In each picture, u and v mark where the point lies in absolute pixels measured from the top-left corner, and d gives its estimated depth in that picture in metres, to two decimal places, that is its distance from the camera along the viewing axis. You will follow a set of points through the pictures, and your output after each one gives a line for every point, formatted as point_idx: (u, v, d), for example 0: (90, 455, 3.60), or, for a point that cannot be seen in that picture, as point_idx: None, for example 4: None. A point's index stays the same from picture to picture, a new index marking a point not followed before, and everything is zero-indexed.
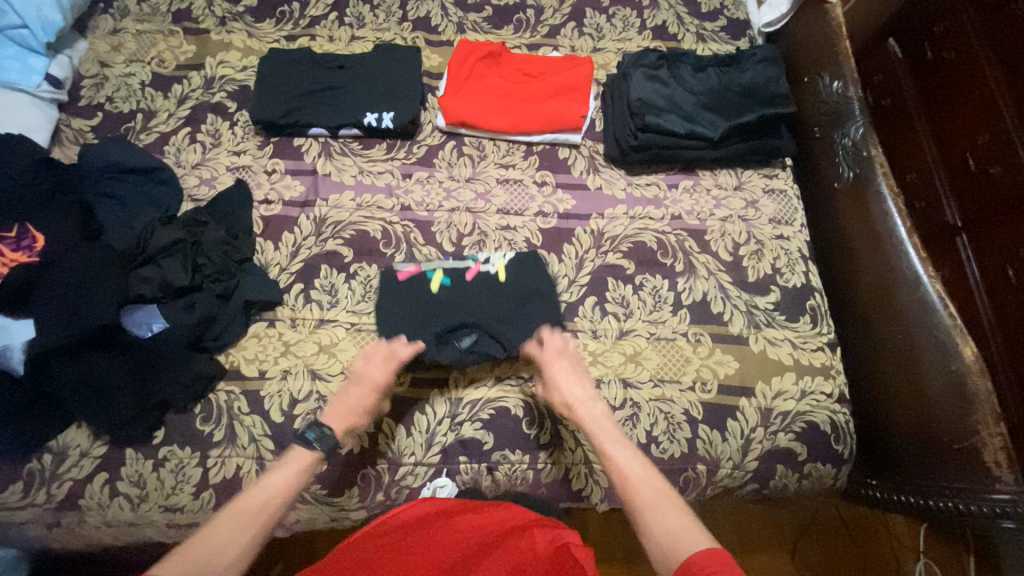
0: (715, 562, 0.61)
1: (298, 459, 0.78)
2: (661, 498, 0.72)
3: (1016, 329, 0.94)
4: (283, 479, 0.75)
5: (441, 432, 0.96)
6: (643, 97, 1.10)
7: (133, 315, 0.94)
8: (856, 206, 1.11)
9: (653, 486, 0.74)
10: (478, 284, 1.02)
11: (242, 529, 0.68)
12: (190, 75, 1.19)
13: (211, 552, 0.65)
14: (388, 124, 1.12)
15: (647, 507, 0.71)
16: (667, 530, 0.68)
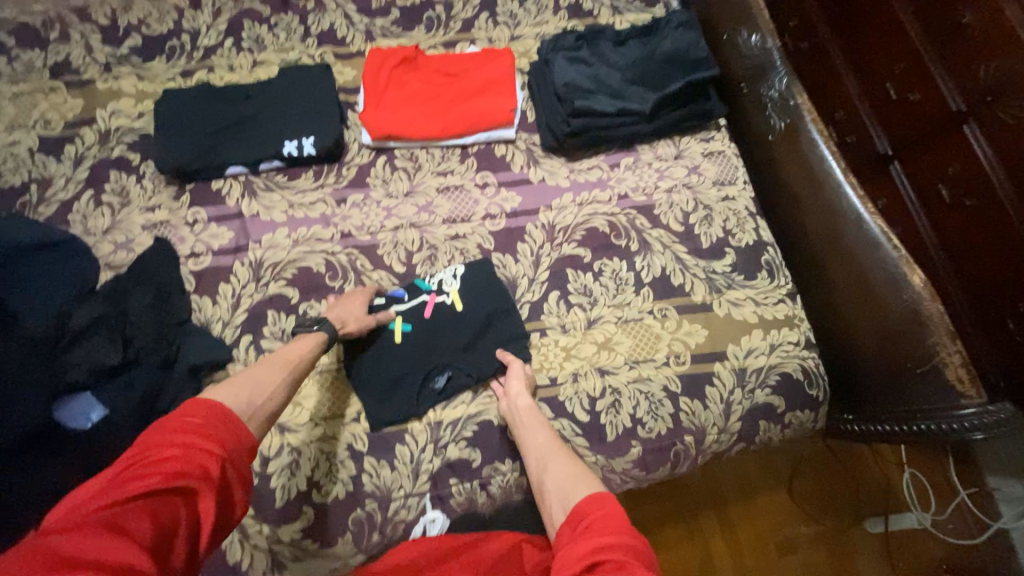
0: (597, 502, 0.65)
1: (311, 337, 0.87)
2: (557, 456, 0.80)
3: (957, 248, 0.99)
4: (300, 348, 0.85)
5: (426, 459, 0.93)
6: (570, 81, 1.07)
7: (67, 407, 0.85)
8: (792, 155, 1.13)
9: (554, 448, 0.82)
10: (433, 320, 0.99)
11: (272, 377, 0.77)
12: (82, 132, 1.09)
13: (253, 394, 0.72)
14: (311, 151, 1.06)
15: (549, 467, 0.78)
16: (561, 482, 0.74)
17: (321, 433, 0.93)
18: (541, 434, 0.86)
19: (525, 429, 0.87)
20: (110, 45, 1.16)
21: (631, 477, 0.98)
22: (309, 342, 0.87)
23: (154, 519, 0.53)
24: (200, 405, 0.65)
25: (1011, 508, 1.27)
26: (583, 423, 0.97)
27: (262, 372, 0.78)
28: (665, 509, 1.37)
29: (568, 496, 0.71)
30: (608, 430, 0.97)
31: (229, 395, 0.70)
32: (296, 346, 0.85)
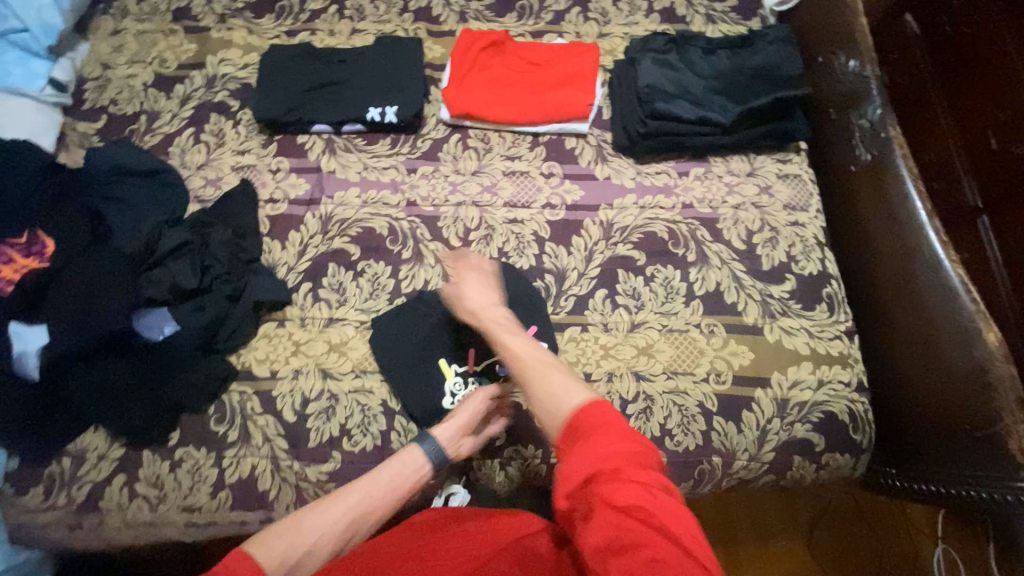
0: (594, 411, 0.66)
1: (406, 463, 0.82)
2: (546, 368, 0.77)
3: None
4: (393, 474, 0.81)
5: None
6: (652, 82, 1.07)
7: (145, 318, 0.94)
8: (875, 189, 1.07)
9: (543, 362, 0.78)
10: (471, 341, 0.98)
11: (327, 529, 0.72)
12: (191, 74, 1.18)
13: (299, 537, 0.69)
14: (391, 119, 1.10)
15: (534, 378, 0.76)
16: (555, 392, 0.72)
17: (360, 385, 0.97)
18: (531, 346, 0.82)
19: (512, 344, 0.83)
20: None
21: None
22: (421, 458, 0.84)
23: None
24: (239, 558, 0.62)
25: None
26: None
27: (339, 512, 0.74)
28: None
29: (560, 406, 0.70)
30: None
31: (273, 545, 0.67)
32: (398, 470, 0.81)
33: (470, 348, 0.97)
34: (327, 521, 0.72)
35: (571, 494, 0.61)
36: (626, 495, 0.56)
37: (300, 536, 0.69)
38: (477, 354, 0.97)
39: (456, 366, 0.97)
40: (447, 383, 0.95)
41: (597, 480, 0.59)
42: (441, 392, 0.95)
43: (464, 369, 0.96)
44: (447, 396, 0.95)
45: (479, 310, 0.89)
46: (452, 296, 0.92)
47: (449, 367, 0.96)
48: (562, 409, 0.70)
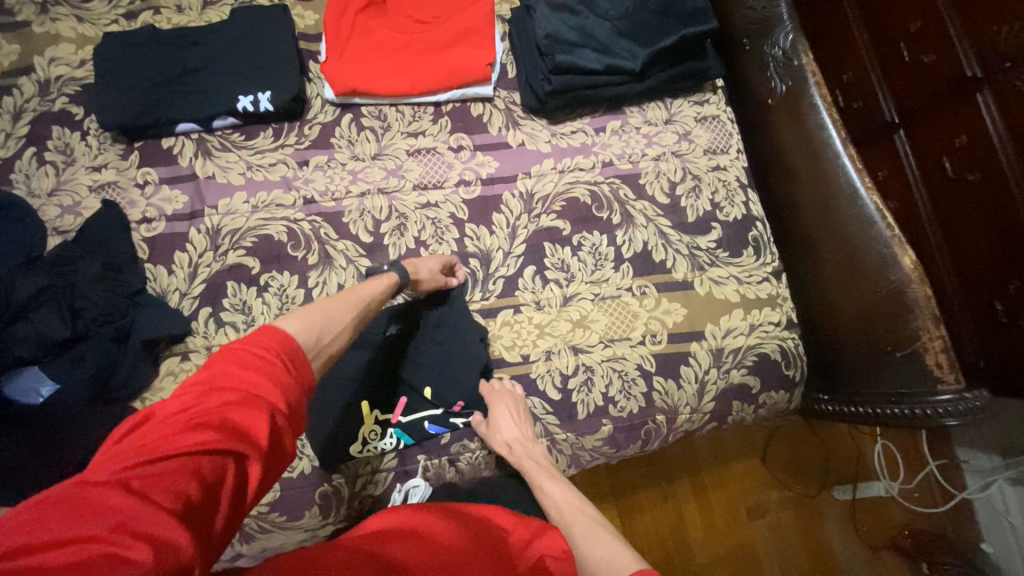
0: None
1: (387, 275, 0.84)
2: (592, 533, 0.73)
3: (961, 234, 0.90)
4: (376, 285, 0.81)
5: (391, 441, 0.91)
6: (552, 32, 0.96)
7: (16, 381, 0.81)
8: (792, 120, 1.05)
9: (597, 528, 0.74)
10: (401, 390, 0.93)
11: (346, 311, 0.71)
12: (19, 82, 0.99)
13: (331, 321, 0.67)
14: (267, 107, 0.96)
15: (581, 542, 0.72)
16: (594, 556, 0.68)
17: None
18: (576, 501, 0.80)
19: (555, 497, 0.81)
20: None
21: (602, 453, 0.98)
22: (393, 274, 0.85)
23: (198, 480, 0.44)
24: (261, 333, 0.56)
25: (976, 478, 1.33)
26: (554, 401, 0.95)
27: (346, 303, 0.73)
28: (640, 477, 1.39)
29: (598, 573, 0.65)
30: (579, 409, 0.96)
31: (297, 326, 0.61)
32: (370, 287, 0.80)
33: (400, 398, 0.92)
34: (331, 310, 0.69)
35: None
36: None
37: (328, 315, 0.67)
38: (406, 405, 0.92)
39: (378, 411, 0.91)
40: (362, 430, 0.89)
41: None
42: (352, 438, 0.89)
43: (387, 419, 0.91)
44: (358, 442, 0.89)
45: (517, 439, 0.88)
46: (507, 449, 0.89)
47: (372, 412, 0.90)
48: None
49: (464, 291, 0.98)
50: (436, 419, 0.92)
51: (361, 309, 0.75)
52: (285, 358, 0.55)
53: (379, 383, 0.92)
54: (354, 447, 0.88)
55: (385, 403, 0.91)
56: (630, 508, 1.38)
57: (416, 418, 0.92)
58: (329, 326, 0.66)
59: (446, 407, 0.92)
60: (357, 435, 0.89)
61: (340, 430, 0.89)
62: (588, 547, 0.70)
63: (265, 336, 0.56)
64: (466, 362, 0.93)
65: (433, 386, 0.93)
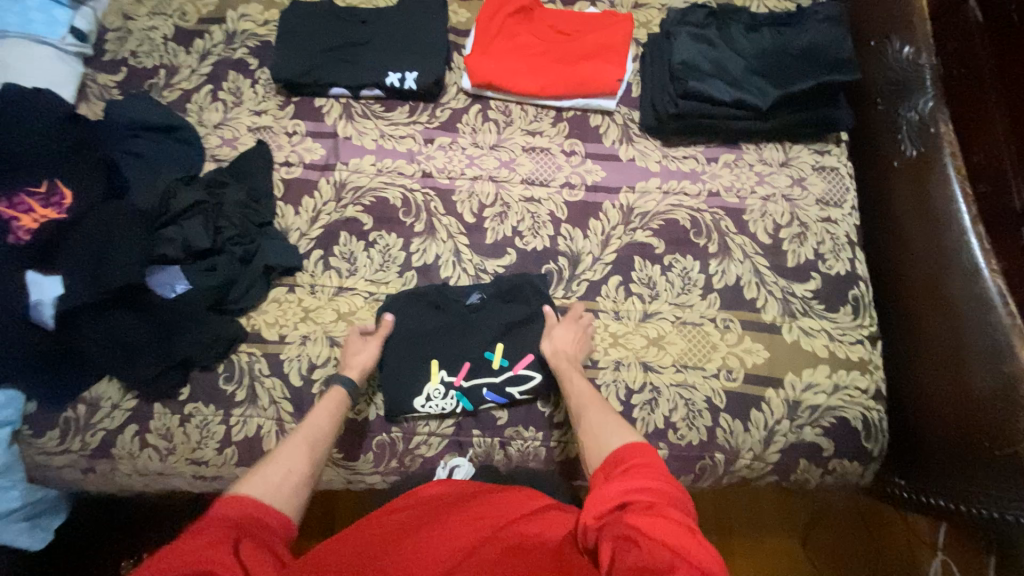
0: (636, 451, 0.68)
1: (332, 396, 0.85)
2: (595, 409, 0.80)
3: None
4: (323, 412, 0.82)
5: (448, 404, 0.93)
6: (686, 59, 0.99)
7: (157, 275, 0.94)
8: (915, 187, 1.01)
9: (604, 407, 0.80)
10: (467, 355, 0.95)
11: (296, 454, 0.73)
12: (211, 29, 1.15)
13: (279, 467, 0.70)
14: (411, 85, 1.06)
15: (587, 414, 0.80)
16: (597, 429, 0.76)
17: None
18: (586, 386, 0.86)
19: (569, 381, 0.87)
20: None
21: None
22: (341, 397, 0.86)
23: None
24: (234, 503, 0.63)
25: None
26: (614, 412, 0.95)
27: (293, 446, 0.74)
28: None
29: (602, 442, 0.73)
30: (638, 426, 0.94)
31: (259, 483, 0.67)
32: (320, 414, 0.81)
33: (466, 362, 0.94)
34: (287, 451, 0.73)
35: (603, 513, 0.62)
36: (662, 530, 0.57)
37: (277, 463, 0.71)
38: (469, 370, 0.94)
39: (445, 372, 0.94)
40: (428, 386, 0.93)
41: (629, 509, 0.60)
42: (417, 391, 0.93)
43: (451, 380, 0.93)
44: (422, 397, 0.93)
45: (553, 346, 0.92)
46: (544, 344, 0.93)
47: (438, 370, 0.94)
48: (607, 446, 0.72)
49: (548, 285, 1.00)
50: (494, 388, 0.93)
51: (317, 444, 0.77)
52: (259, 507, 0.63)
53: (452, 352, 0.95)
54: (418, 401, 0.92)
55: (451, 365, 0.94)
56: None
57: (477, 384, 0.94)
58: (284, 481, 0.69)
59: (507, 375, 0.94)
60: (421, 389, 0.93)
61: (411, 381, 0.93)
62: (595, 427, 0.77)
63: (230, 504, 0.63)
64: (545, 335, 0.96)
65: (504, 346, 0.95)
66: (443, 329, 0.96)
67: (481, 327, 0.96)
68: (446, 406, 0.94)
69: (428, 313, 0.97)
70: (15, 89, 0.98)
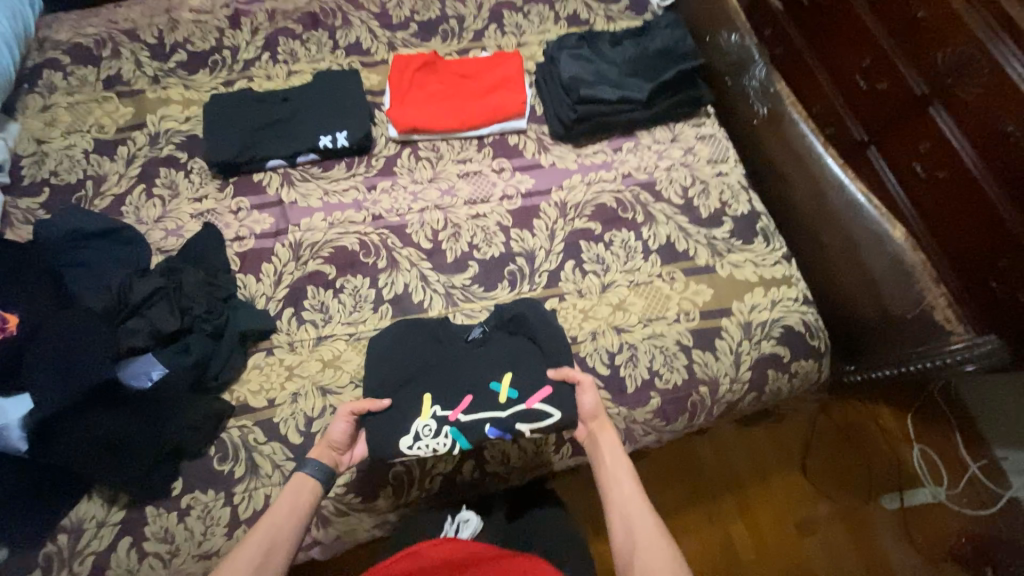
0: None
1: (293, 485, 0.80)
2: (647, 521, 0.75)
3: (938, 220, 1.07)
4: (288, 501, 0.78)
5: (438, 444, 0.86)
6: (574, 75, 1.19)
7: (130, 367, 0.91)
8: (775, 135, 1.25)
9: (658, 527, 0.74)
10: (472, 387, 0.89)
11: (249, 560, 0.71)
12: (133, 135, 1.19)
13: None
14: (344, 143, 1.16)
15: (636, 524, 0.75)
16: (647, 553, 0.71)
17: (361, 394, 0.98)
18: (631, 480, 0.80)
19: (614, 474, 0.81)
20: (158, 61, 1.28)
21: (653, 428, 1.04)
22: (308, 478, 0.80)
23: None
24: None
25: (1019, 477, 1.33)
26: (604, 376, 1.03)
27: (246, 560, 0.71)
28: (683, 496, 1.40)
29: None
30: (628, 383, 1.03)
31: None
32: (283, 506, 0.77)
33: (467, 396, 0.88)
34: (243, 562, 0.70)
35: None
36: None
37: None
38: (469, 404, 0.88)
39: (440, 408, 0.87)
40: (418, 422, 0.86)
41: None
42: (405, 429, 0.86)
43: (448, 415, 0.87)
44: (411, 436, 0.85)
45: (593, 411, 0.88)
46: (558, 377, 0.88)
47: (431, 405, 0.88)
48: None
49: (514, 284, 1.10)
50: (499, 422, 0.87)
51: (279, 546, 0.73)
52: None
53: (454, 382, 0.90)
54: (406, 441, 0.85)
55: (450, 401, 0.88)
56: (677, 528, 1.38)
57: (476, 420, 0.87)
58: None
59: (517, 408, 0.87)
60: (411, 428, 0.86)
61: (400, 420, 0.87)
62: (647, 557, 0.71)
63: None
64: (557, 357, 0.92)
65: (512, 376, 0.90)
66: (442, 364, 0.92)
67: (487, 357, 0.92)
68: (439, 445, 0.87)
69: (428, 345, 0.95)
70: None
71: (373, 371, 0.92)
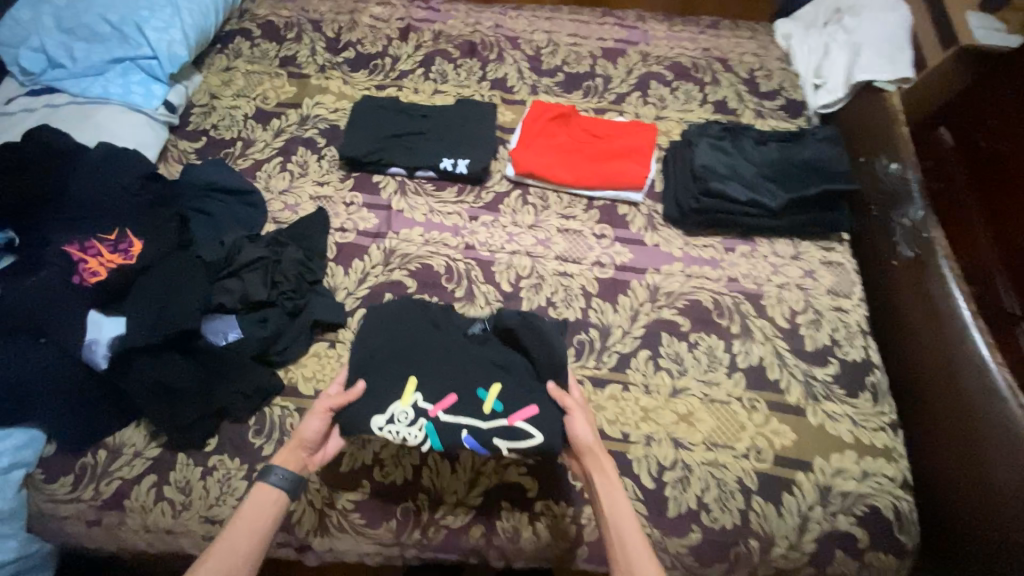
0: None
1: (267, 495, 0.79)
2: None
3: None
4: (256, 510, 0.78)
5: (412, 433, 0.84)
6: (706, 164, 1.13)
7: (213, 322, 0.98)
8: (914, 286, 1.11)
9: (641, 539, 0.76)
10: (454, 387, 0.88)
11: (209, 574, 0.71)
12: (288, 112, 1.32)
13: None
14: (462, 170, 1.20)
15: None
16: None
17: None
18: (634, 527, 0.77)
19: (620, 512, 0.78)
20: (330, 53, 1.41)
21: (683, 564, 0.92)
22: (274, 489, 0.80)
23: None
24: None
25: None
26: (646, 489, 0.93)
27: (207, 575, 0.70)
28: None
29: None
30: (670, 505, 0.93)
31: None
32: (249, 519, 0.77)
33: (450, 393, 0.88)
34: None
35: None
36: None
37: None
38: (452, 404, 0.87)
39: (419, 398, 0.87)
40: (396, 406, 0.86)
41: None
42: (381, 408, 0.85)
43: (426, 409, 0.86)
44: (384, 417, 0.85)
45: (587, 444, 0.84)
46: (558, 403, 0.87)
47: (410, 393, 0.87)
48: None
49: (581, 355, 1.04)
50: (475, 432, 0.85)
51: (242, 565, 0.73)
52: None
53: (435, 378, 0.89)
54: (377, 420, 0.84)
55: (431, 393, 0.88)
56: None
57: (456, 423, 0.86)
58: None
59: (499, 424, 0.86)
60: (387, 408, 0.86)
61: (377, 399, 0.86)
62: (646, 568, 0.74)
63: None
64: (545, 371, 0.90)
65: (499, 387, 0.89)
66: (431, 352, 0.92)
67: (477, 355, 0.93)
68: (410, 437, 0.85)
69: (422, 328, 0.96)
70: (109, 150, 1.08)
71: (361, 335, 0.94)
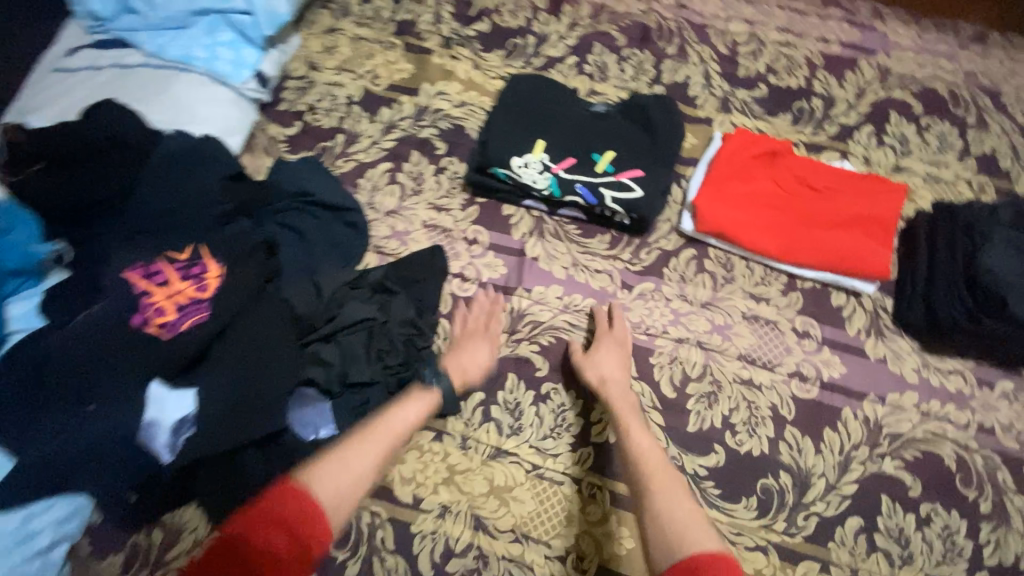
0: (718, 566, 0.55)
1: (419, 400, 0.73)
2: (673, 485, 0.67)
3: None
4: (406, 416, 0.71)
5: (536, 179, 0.90)
6: (997, 270, 0.79)
7: (303, 411, 0.78)
8: None
9: (677, 479, 0.68)
10: (578, 150, 0.91)
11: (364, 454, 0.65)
12: (402, 99, 1.03)
13: (353, 471, 0.62)
14: (625, 219, 0.90)
15: (656, 488, 0.66)
16: (676, 512, 0.62)
17: (518, 555, 0.77)
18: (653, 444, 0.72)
19: (632, 431, 0.73)
20: (459, 22, 1.09)
21: None
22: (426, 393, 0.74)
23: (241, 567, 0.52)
24: (300, 494, 0.57)
25: None
26: None
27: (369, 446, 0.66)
28: None
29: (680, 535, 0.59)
30: None
31: (328, 477, 0.60)
32: (407, 418, 0.70)
33: (571, 156, 0.90)
34: (360, 460, 0.64)
35: None
36: None
37: (351, 465, 0.62)
38: (571, 164, 0.90)
39: (548, 156, 0.90)
40: (528, 155, 0.90)
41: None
42: (519, 152, 0.90)
43: (551, 164, 0.90)
44: (521, 160, 0.90)
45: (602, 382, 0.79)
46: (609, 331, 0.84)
47: (542, 147, 0.91)
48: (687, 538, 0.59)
49: (765, 509, 0.78)
50: (589, 185, 0.88)
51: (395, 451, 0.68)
52: (286, 502, 0.56)
53: (562, 134, 0.92)
54: (515, 160, 0.90)
55: (558, 152, 0.90)
56: None
57: (573, 178, 0.89)
58: (356, 485, 0.61)
59: (609, 180, 0.88)
60: (521, 154, 0.91)
61: (514, 143, 0.91)
62: (662, 498, 0.65)
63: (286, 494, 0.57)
64: (663, 150, 0.91)
65: (614, 154, 0.90)
66: (558, 116, 0.94)
67: (602, 127, 0.93)
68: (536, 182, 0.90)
69: (552, 98, 0.96)
70: (185, 148, 0.83)
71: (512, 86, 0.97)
